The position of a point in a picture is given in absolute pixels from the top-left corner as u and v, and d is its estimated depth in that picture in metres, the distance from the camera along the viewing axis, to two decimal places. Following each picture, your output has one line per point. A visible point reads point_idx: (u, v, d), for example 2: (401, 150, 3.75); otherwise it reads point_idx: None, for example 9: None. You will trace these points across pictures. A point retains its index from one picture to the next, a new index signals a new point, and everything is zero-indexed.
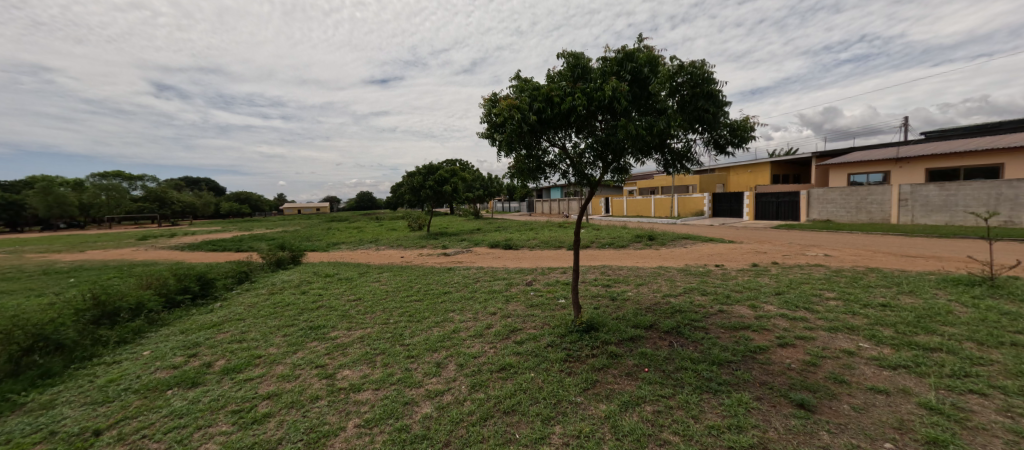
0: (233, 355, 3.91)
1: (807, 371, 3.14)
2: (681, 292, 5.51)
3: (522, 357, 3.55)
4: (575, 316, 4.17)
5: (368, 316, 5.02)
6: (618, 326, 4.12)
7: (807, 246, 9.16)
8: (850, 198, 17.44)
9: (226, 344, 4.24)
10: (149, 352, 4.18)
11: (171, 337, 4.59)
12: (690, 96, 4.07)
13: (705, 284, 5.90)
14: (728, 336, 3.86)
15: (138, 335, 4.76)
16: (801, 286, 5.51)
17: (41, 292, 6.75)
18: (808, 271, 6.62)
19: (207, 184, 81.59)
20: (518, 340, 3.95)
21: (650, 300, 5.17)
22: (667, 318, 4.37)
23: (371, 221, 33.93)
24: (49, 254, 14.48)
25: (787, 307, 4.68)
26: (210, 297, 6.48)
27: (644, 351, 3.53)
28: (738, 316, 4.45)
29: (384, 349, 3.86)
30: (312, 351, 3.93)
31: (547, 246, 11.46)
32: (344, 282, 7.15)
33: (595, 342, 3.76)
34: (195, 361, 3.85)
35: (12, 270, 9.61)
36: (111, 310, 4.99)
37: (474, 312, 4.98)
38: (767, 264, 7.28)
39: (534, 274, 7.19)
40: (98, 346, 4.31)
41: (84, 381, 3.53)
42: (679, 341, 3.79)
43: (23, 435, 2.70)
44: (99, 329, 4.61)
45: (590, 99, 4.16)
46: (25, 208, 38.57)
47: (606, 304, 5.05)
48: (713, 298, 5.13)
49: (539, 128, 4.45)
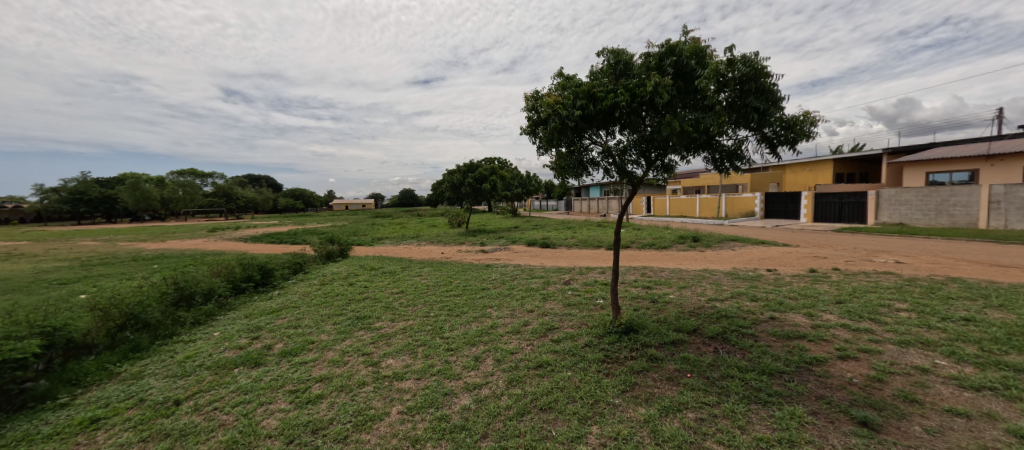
0: (290, 340, 4.22)
1: (871, 387, 2.88)
2: (728, 296, 5.21)
3: (559, 355, 3.54)
4: (614, 317, 4.08)
5: (410, 308, 5.22)
6: (660, 328, 4.00)
7: (875, 251, 8.31)
8: (929, 200, 15.61)
9: (284, 329, 4.58)
10: (219, 333, 4.60)
11: (237, 321, 5.01)
12: (742, 90, 3.79)
13: (755, 290, 5.54)
14: (781, 346, 3.59)
15: (210, 317, 5.25)
16: (867, 295, 5.03)
17: (132, 275, 7.63)
18: (875, 278, 6.03)
19: (266, 181, 88.67)
20: (555, 338, 3.94)
21: (695, 303, 4.95)
22: (712, 323, 4.18)
23: (413, 218, 35.19)
24: (138, 243, 16.39)
25: (849, 316, 4.30)
26: (269, 285, 7.03)
27: (687, 356, 3.40)
28: (793, 324, 4.16)
29: (425, 341, 4.00)
30: (359, 339, 4.16)
31: (585, 245, 11.30)
32: (388, 276, 7.48)
33: (634, 344, 3.67)
34: (257, 343, 4.20)
35: (109, 256, 10.93)
36: (188, 293, 5.52)
37: (512, 309, 5.02)
38: (827, 270, 6.72)
39: (572, 274, 7.11)
40: (178, 326, 4.82)
41: (166, 356, 3.97)
42: (726, 348, 3.61)
43: (119, 401, 3.08)
44: (179, 311, 5.13)
45: (633, 96, 4.01)
46: (117, 201, 43.58)
47: (647, 306, 4.91)
48: (764, 304, 4.82)
49: (580, 125, 4.36)
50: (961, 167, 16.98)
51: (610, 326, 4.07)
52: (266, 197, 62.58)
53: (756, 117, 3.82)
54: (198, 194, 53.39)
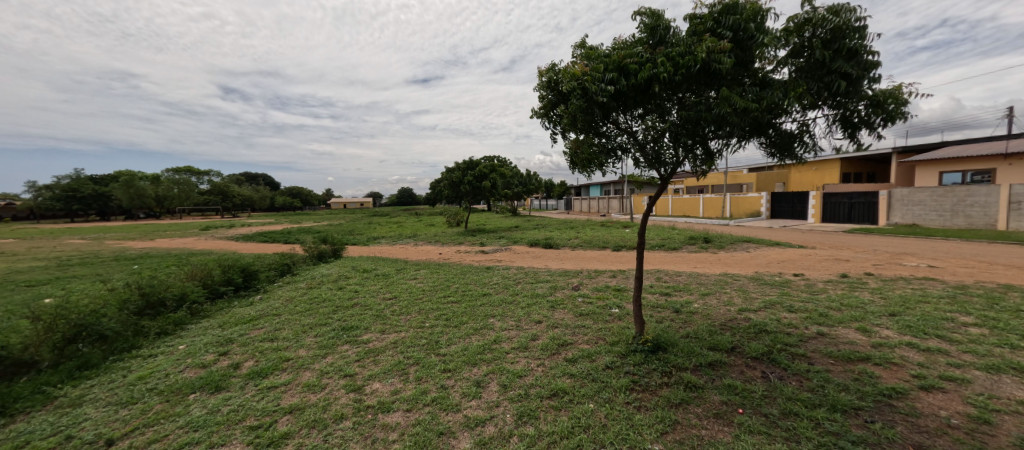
0: (262, 357, 3.75)
1: (979, 432, 2.37)
2: (761, 307, 4.75)
3: (577, 380, 3.10)
4: (637, 334, 3.66)
5: (403, 317, 4.77)
6: (690, 346, 3.57)
7: (901, 254, 7.88)
8: (943, 200, 15.24)
9: (258, 342, 4.11)
10: (184, 346, 4.14)
11: (207, 331, 4.55)
12: (822, 56, 3.03)
13: (788, 299, 5.07)
14: (844, 372, 3.14)
15: (179, 326, 4.79)
16: (921, 307, 4.56)
17: (107, 276, 7.17)
18: (918, 285, 5.57)
19: (263, 179, 88.34)
20: (570, 358, 3.49)
21: (725, 315, 4.49)
22: (753, 340, 3.73)
23: (410, 217, 34.76)
24: (125, 241, 15.94)
25: (911, 333, 3.85)
26: (251, 289, 6.57)
27: (732, 384, 2.97)
28: (847, 341, 3.72)
29: (419, 359, 3.55)
30: (342, 356, 3.70)
31: (591, 246, 10.86)
32: (381, 279, 7.02)
33: (666, 366, 3.24)
34: (224, 361, 3.73)
35: (89, 256, 10.45)
36: (156, 300, 5.06)
37: (517, 319, 4.57)
38: (860, 275, 6.27)
39: (580, 278, 6.66)
40: (139, 337, 4.36)
41: (117, 375, 3.51)
42: (777, 372, 3.17)
43: (42, 438, 2.64)
44: (142, 320, 4.66)
45: (677, 66, 3.30)
46: (111, 199, 42.95)
47: (670, 317, 4.46)
48: (806, 317, 4.37)
49: (609, 104, 3.66)
50: (977, 166, 16.54)
51: (631, 344, 3.65)
52: (264, 195, 62.15)
53: (843, 88, 3.03)
54: (193, 191, 52.79)
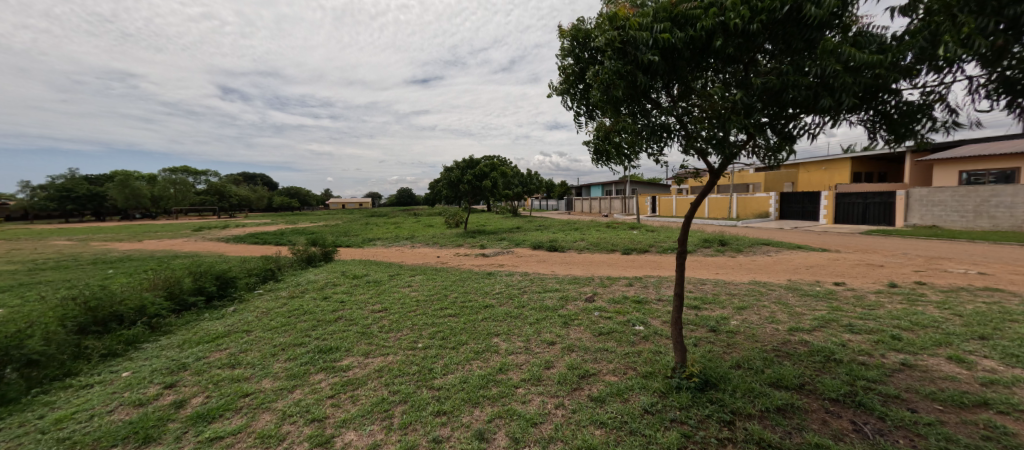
0: (214, 391, 3.16)
1: None
2: (814, 326, 4.15)
3: (610, 433, 2.45)
4: (679, 365, 3.02)
5: (392, 335, 4.24)
6: (746, 382, 2.95)
7: (942, 260, 7.31)
8: (966, 201, 14.75)
9: (215, 370, 3.54)
10: (129, 373, 3.58)
11: (161, 354, 3.99)
12: None
13: (842, 315, 4.46)
14: (965, 426, 2.39)
15: (130, 346, 4.25)
16: (1006, 326, 3.95)
17: (73, 282, 6.66)
18: (984, 298, 4.96)
19: (262, 179, 87.99)
20: (596, 395, 2.87)
21: (773, 336, 3.89)
22: (822, 372, 3.11)
23: (407, 218, 34.34)
24: (111, 243, 15.45)
25: (1018, 364, 3.14)
26: (226, 299, 6.05)
27: (818, 442, 2.27)
28: (943, 376, 3.00)
29: (408, 395, 2.96)
30: (313, 390, 3.11)
31: (598, 249, 10.31)
32: (372, 286, 6.49)
33: (721, 413, 2.59)
34: (168, 397, 3.13)
35: (67, 259, 9.95)
36: (105, 316, 4.53)
37: (525, 339, 4.03)
38: (910, 285, 5.66)
39: (593, 287, 6.11)
40: (79, 362, 3.79)
41: (34, 414, 2.90)
42: (872, 423, 2.46)
43: None
44: (86, 339, 4.11)
45: (755, 13, 2.55)
46: (106, 199, 42.42)
47: (707, 339, 3.88)
48: (876, 340, 3.73)
49: (658, 66, 2.93)
50: (1000, 165, 16.03)
51: (671, 378, 3.01)
52: (262, 195, 61.66)
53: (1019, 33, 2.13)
54: (190, 191, 52.30)
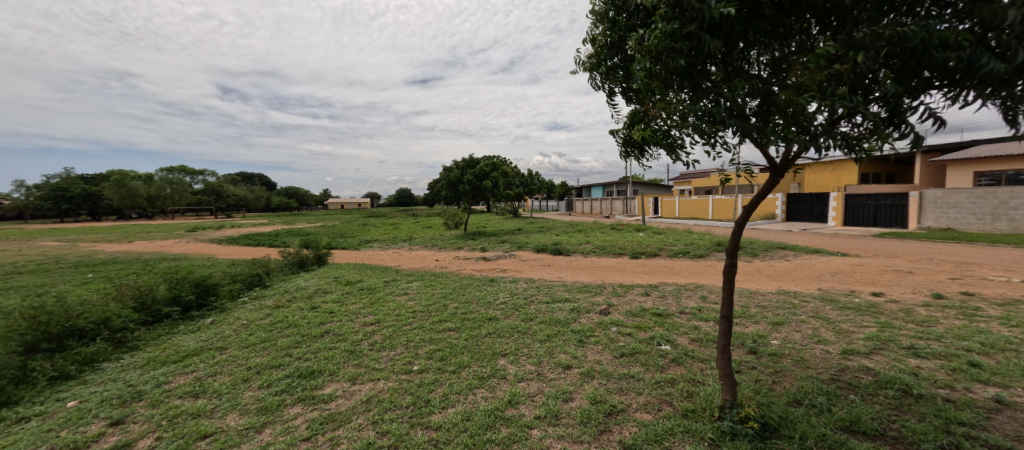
0: (166, 430, 2.77)
1: None
2: (872, 349, 3.74)
3: None
4: (729, 404, 2.65)
5: (385, 355, 3.86)
6: (815, 427, 2.56)
7: (976, 266, 6.95)
8: (983, 202, 14.44)
9: (173, 401, 3.16)
10: (76, 403, 3.20)
11: (118, 377, 3.61)
12: None
13: (899, 335, 4.07)
14: None
15: (87, 366, 3.87)
16: None
17: (43, 288, 6.29)
18: None
19: (260, 179, 87.55)
20: (630, 441, 2.48)
21: (827, 362, 3.51)
22: (909, 414, 2.68)
23: (405, 218, 33.96)
24: (100, 243, 15.06)
25: None
26: (205, 308, 5.69)
27: None
28: None
29: (400, 437, 2.57)
30: (285, 429, 2.72)
31: (604, 252, 9.93)
32: (365, 295, 6.08)
33: None
34: (112, 438, 2.73)
35: (49, 261, 9.59)
36: (62, 332, 4.16)
37: (536, 361, 3.64)
38: (958, 297, 5.27)
39: (604, 297, 5.71)
40: (23, 387, 3.41)
41: None
42: None
43: None
44: (35, 359, 3.73)
45: None
46: (102, 199, 41.92)
47: (751, 364, 3.50)
48: (954, 368, 3.32)
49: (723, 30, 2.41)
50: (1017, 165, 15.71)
51: (720, 420, 2.62)
52: (259, 195, 61.19)
53: None
54: (186, 191, 51.84)
